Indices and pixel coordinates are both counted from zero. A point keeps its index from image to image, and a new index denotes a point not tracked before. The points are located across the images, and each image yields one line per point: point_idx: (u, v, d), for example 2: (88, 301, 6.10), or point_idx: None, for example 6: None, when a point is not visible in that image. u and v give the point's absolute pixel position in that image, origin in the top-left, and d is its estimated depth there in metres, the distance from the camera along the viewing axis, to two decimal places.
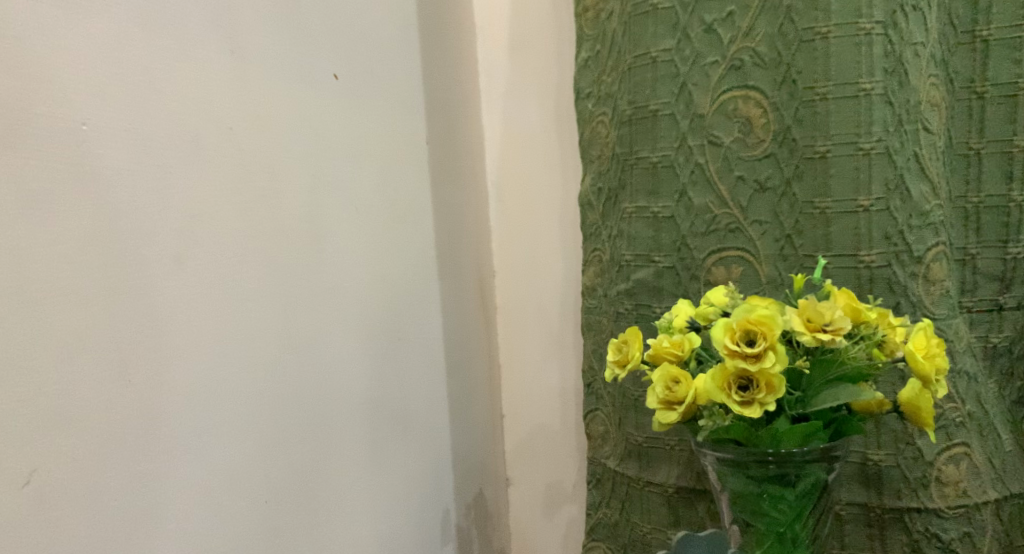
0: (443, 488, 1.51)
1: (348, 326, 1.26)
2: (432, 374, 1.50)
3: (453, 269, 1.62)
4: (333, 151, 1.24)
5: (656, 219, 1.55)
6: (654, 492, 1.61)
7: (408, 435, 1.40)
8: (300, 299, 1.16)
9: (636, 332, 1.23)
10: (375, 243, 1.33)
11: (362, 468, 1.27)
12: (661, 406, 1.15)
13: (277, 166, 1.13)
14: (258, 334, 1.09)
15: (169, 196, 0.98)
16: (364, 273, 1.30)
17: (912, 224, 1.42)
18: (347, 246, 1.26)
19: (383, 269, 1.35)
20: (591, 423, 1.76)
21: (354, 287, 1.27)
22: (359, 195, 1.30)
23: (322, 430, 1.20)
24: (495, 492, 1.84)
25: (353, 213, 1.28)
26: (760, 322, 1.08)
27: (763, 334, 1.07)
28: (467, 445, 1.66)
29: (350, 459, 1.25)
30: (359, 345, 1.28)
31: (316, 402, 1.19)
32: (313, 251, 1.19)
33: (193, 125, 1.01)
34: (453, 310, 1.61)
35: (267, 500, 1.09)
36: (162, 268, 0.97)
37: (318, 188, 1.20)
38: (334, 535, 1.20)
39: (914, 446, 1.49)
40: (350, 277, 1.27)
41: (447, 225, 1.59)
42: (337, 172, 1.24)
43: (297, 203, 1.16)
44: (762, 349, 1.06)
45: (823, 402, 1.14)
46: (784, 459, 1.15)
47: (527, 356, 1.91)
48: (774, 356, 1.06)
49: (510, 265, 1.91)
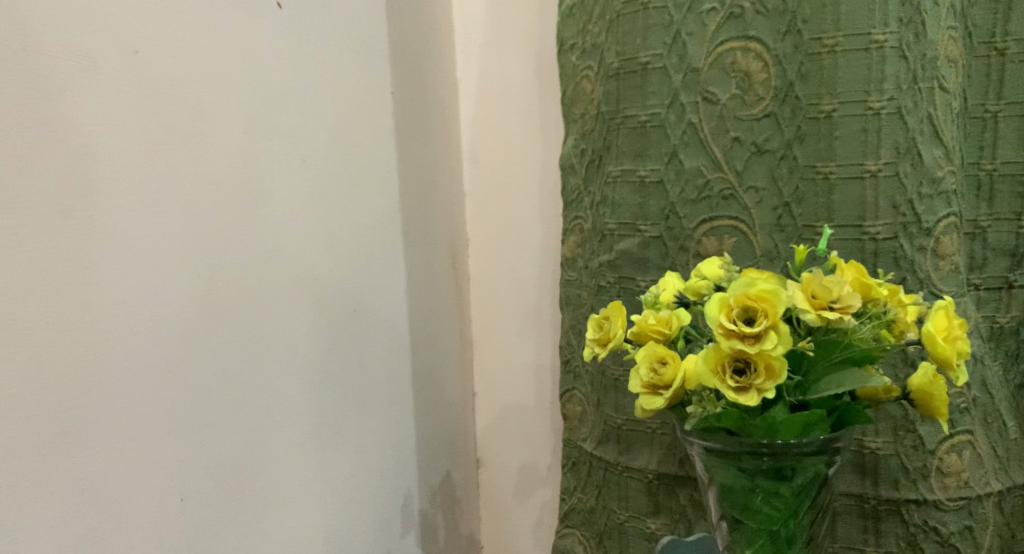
0: (405, 472, 1.39)
1: (290, 292, 1.14)
2: (394, 349, 1.37)
3: (422, 235, 1.48)
4: (270, 96, 1.11)
5: (644, 184, 1.43)
6: (634, 478, 1.50)
7: (365, 415, 1.28)
8: (226, 260, 1.04)
9: (619, 306, 1.10)
10: (325, 201, 1.20)
11: (306, 451, 1.15)
12: (645, 390, 1.04)
13: (203, 104, 1.01)
14: (175, 302, 0.98)
15: (50, 133, 0.86)
16: (312, 235, 1.18)
17: (922, 193, 1.29)
18: (288, 202, 1.14)
19: (336, 230, 1.23)
20: (567, 402, 1.64)
21: (295, 250, 1.15)
22: (307, 145, 1.17)
23: (258, 409, 1.08)
24: (465, 476, 1.72)
25: (295, 164, 1.15)
26: (759, 297, 0.95)
27: (762, 311, 0.94)
28: (435, 426, 1.55)
29: (291, 440, 1.13)
30: (305, 315, 1.16)
31: (248, 377, 1.07)
32: (246, 206, 1.07)
33: (83, 50, 0.89)
34: (421, 280, 1.47)
35: (182, 498, 0.98)
36: (40, 220, 0.85)
37: (256, 131, 1.09)
38: (269, 524, 1.09)
39: (915, 434, 1.38)
40: (292, 238, 1.15)
41: (417, 187, 1.46)
42: (276, 120, 1.12)
43: (228, 149, 1.05)
44: (762, 329, 0.94)
45: (827, 389, 1.02)
46: (781, 452, 1.03)
47: (501, 330, 1.78)
48: (776, 336, 0.93)
49: (486, 233, 1.78)
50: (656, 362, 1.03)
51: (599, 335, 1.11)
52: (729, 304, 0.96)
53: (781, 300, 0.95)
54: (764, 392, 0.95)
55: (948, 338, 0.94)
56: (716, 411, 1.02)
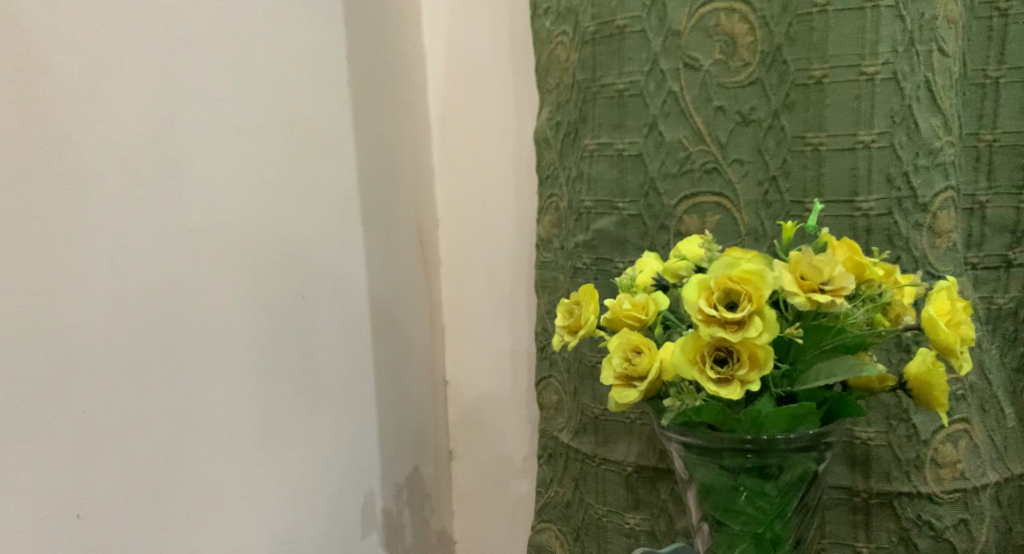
0: (366, 469, 1.30)
1: (224, 276, 1.05)
2: (353, 336, 1.27)
3: (385, 214, 1.39)
4: (195, 58, 1.01)
5: (621, 157, 1.34)
6: (611, 471, 1.41)
7: (316, 408, 1.18)
8: (142, 242, 0.95)
9: (591, 290, 1.01)
10: (263, 176, 1.11)
11: (244, 449, 1.06)
12: (618, 383, 0.95)
13: (101, 66, 0.91)
14: (68, 292, 0.88)
15: None
16: (248, 212, 1.08)
17: (918, 165, 1.20)
18: (217, 176, 1.04)
19: (278, 207, 1.13)
20: (543, 391, 1.55)
21: (229, 229, 1.05)
22: (241, 114, 1.07)
23: (182, 405, 0.99)
24: (436, 469, 1.63)
25: (227, 132, 1.05)
26: (742, 278, 0.86)
27: (745, 295, 0.85)
28: (402, 419, 1.45)
29: (225, 438, 1.04)
30: (243, 300, 1.07)
31: (169, 371, 0.97)
32: (162, 178, 0.97)
33: None
34: (383, 263, 1.38)
35: (78, 515, 0.88)
36: None
37: (171, 96, 0.98)
38: (200, 532, 1.00)
39: (909, 423, 1.29)
40: (224, 216, 1.05)
41: (378, 162, 1.36)
42: (204, 85, 1.02)
43: (139, 118, 0.95)
44: (745, 315, 0.84)
45: (818, 379, 0.93)
46: (766, 448, 0.94)
47: (474, 315, 1.69)
48: (760, 324, 0.84)
49: (456, 212, 1.68)
50: (630, 351, 0.94)
51: (569, 322, 1.01)
52: (710, 287, 0.86)
53: (767, 283, 0.85)
54: (748, 384, 0.86)
55: (951, 323, 0.85)
56: (695, 405, 0.92)
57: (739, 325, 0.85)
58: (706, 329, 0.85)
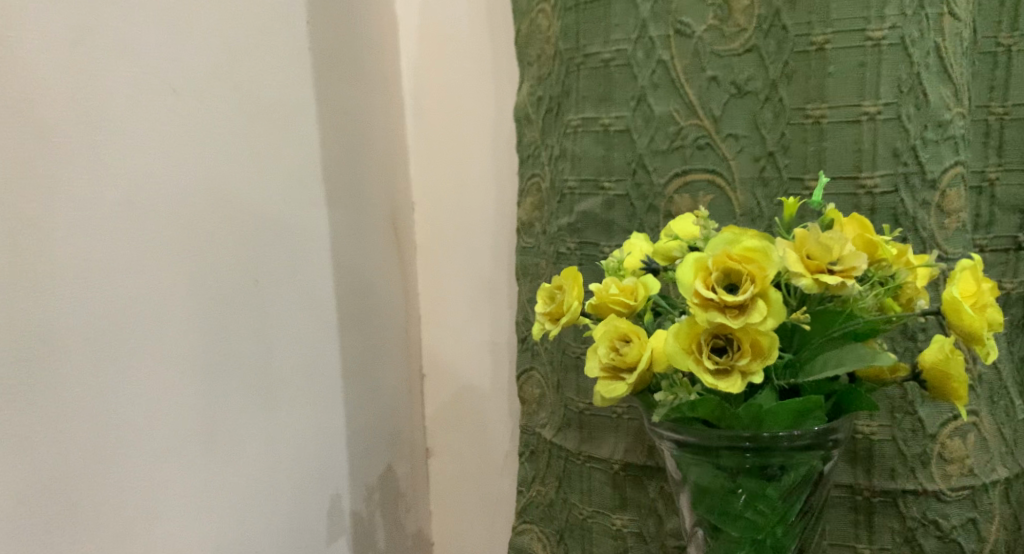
0: (332, 469, 1.21)
1: (165, 259, 0.95)
2: (318, 325, 1.18)
3: (353, 195, 1.29)
4: (132, 16, 0.92)
5: (607, 133, 1.25)
6: (597, 469, 1.32)
7: (274, 403, 1.09)
8: (59, 218, 0.85)
9: (575, 273, 0.92)
10: (213, 150, 1.01)
11: (191, 448, 0.97)
12: (604, 375, 0.86)
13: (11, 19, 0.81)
14: None
15: None
16: (195, 189, 0.99)
17: (926, 138, 1.12)
18: (158, 149, 0.94)
19: (227, 183, 1.03)
20: (525, 384, 1.46)
21: (171, 206, 0.96)
22: (186, 80, 0.98)
23: (107, 402, 0.88)
24: (411, 467, 1.54)
25: (165, 96, 0.95)
26: (743, 257, 0.77)
27: (747, 276, 0.76)
28: (374, 414, 1.36)
29: (168, 438, 0.94)
30: (187, 284, 0.97)
31: (91, 364, 0.87)
32: (86, 148, 0.87)
33: None
34: (351, 249, 1.28)
35: None
36: None
37: (99, 57, 0.88)
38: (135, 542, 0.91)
39: (914, 416, 1.18)
40: (164, 190, 0.95)
41: (344, 138, 1.27)
42: (141, 45, 0.92)
43: (57, 80, 0.85)
44: (748, 298, 0.75)
45: (824, 371, 0.84)
46: (767, 446, 0.85)
47: (451, 304, 1.59)
48: (764, 308, 0.75)
49: (432, 194, 1.58)
50: (618, 340, 0.85)
51: (550, 308, 0.92)
52: (707, 267, 0.77)
53: (771, 262, 0.76)
54: (751, 375, 0.77)
55: (977, 305, 0.77)
56: (689, 400, 0.84)
57: (740, 310, 0.76)
58: (704, 314, 0.76)
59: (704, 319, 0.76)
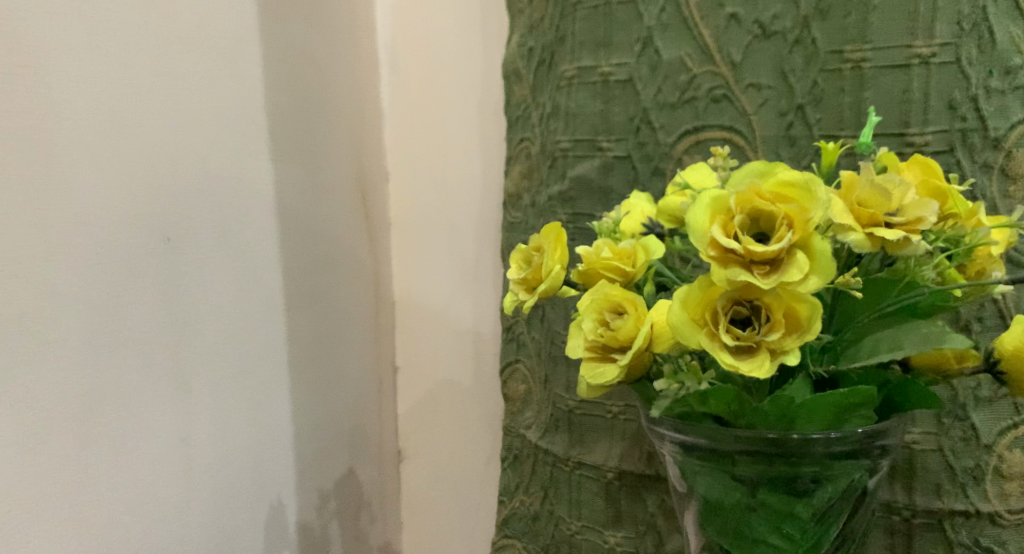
0: (268, 471, 1.01)
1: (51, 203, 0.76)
2: (254, 301, 0.99)
3: (306, 152, 1.10)
4: None
5: (606, 84, 1.07)
6: (588, 478, 1.13)
7: (187, 388, 0.89)
8: None
9: (557, 231, 0.73)
10: (122, 76, 0.83)
11: (66, 437, 0.77)
12: (590, 355, 0.67)
13: None
14: None
15: None
16: (97, 122, 0.80)
17: (990, 87, 0.94)
18: (41, 66, 0.76)
19: (126, 113, 0.83)
20: (508, 380, 1.27)
21: (44, 131, 0.76)
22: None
23: None
24: (377, 471, 1.35)
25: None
26: (775, 197, 0.58)
27: (780, 223, 0.57)
28: (331, 408, 1.16)
29: (48, 425, 0.76)
30: (68, 234, 0.78)
31: None
32: None
33: None
34: (305, 215, 1.09)
35: None
36: None
37: None
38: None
39: (965, 422, 0.94)
40: (33, 112, 0.75)
41: (297, 84, 1.08)
42: None
43: None
44: (781, 250, 0.57)
45: (874, 355, 0.65)
46: (798, 453, 0.66)
47: (429, 289, 1.40)
48: (803, 264, 0.57)
49: (408, 164, 1.39)
50: (608, 311, 0.66)
51: (526, 274, 0.73)
52: (728, 210, 0.58)
53: (814, 203, 0.57)
54: (784, 355, 0.58)
55: None
56: (699, 389, 0.65)
57: (772, 266, 0.57)
58: (723, 271, 0.58)
59: (722, 277, 0.58)
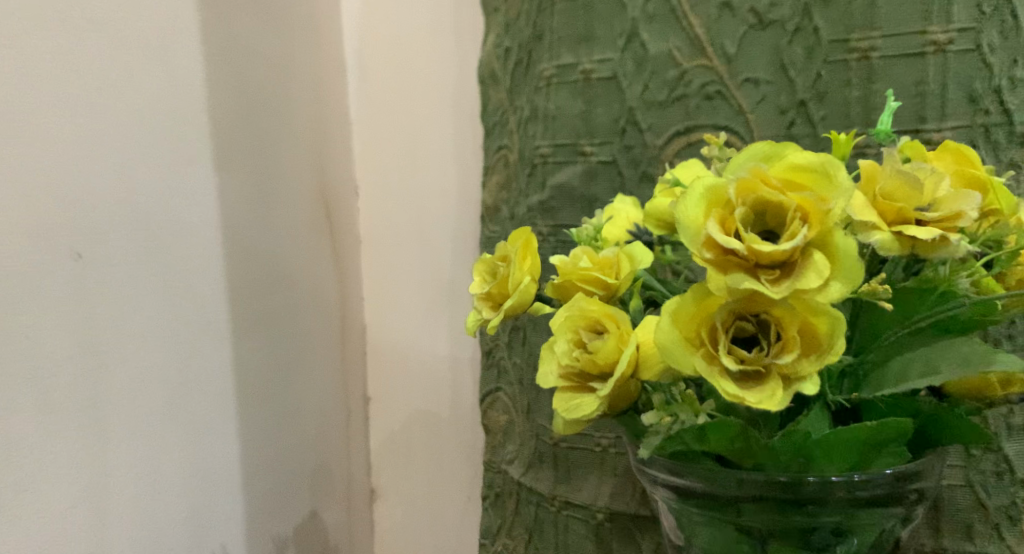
0: (211, 517, 0.90)
1: None
2: (191, 326, 0.88)
3: (256, 159, 0.99)
4: None
5: (588, 82, 0.97)
6: (576, 519, 1.01)
7: (107, 426, 0.79)
8: None
9: (526, 237, 0.62)
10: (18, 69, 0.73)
11: None
12: (564, 383, 0.56)
13: None
14: None
15: None
16: None
17: (1015, 78, 0.84)
18: None
19: (23, 112, 0.73)
20: (488, 411, 1.15)
21: None
22: None
23: None
24: (345, 511, 1.23)
25: None
26: (785, 186, 0.49)
27: (792, 217, 0.48)
28: (289, 445, 1.05)
29: None
30: None
31: None
32: None
33: None
34: (254, 231, 0.98)
35: None
36: None
37: None
38: None
39: (998, 453, 0.83)
40: None
41: (244, 87, 0.97)
42: None
43: None
44: (795, 250, 0.47)
45: (904, 381, 0.55)
46: (815, 500, 0.56)
47: (402, 314, 1.28)
48: (822, 268, 0.48)
49: (380, 178, 1.28)
50: (584, 330, 0.56)
51: (490, 287, 0.62)
52: (727, 201, 0.49)
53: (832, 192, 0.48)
54: (798, 382, 0.49)
55: None
56: (696, 424, 0.55)
57: (782, 271, 0.48)
58: (722, 276, 0.48)
59: (721, 284, 0.48)
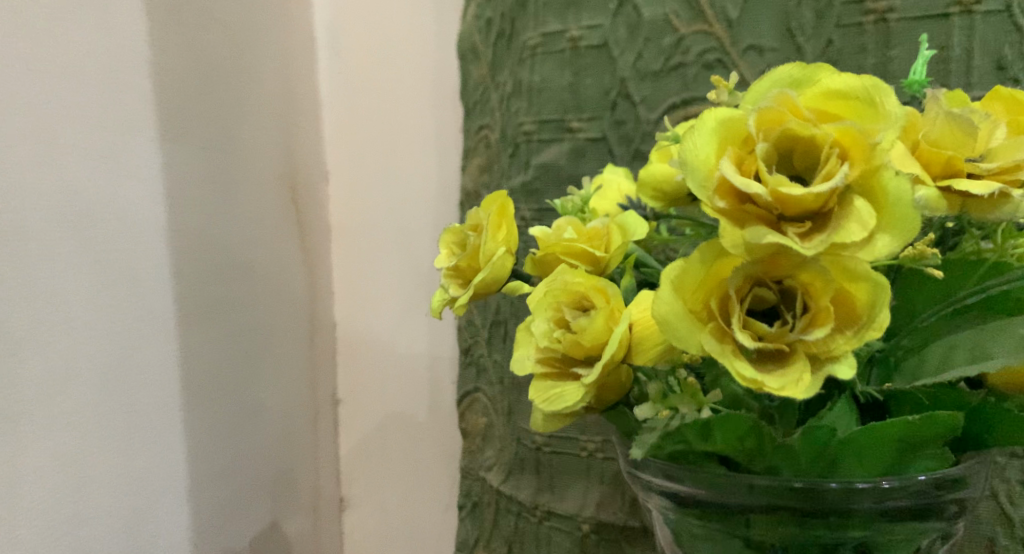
0: (148, 527, 0.81)
1: None
2: (127, 313, 0.79)
3: (211, 133, 0.89)
4: None
5: (576, 51, 0.89)
6: (559, 531, 0.92)
7: (20, 419, 0.70)
8: None
9: (502, 201, 0.53)
10: None
11: None
12: (544, 367, 0.47)
13: None
14: None
15: None
16: None
17: None
18: None
19: None
20: (467, 412, 1.06)
21: None
22: None
23: None
24: (308, 521, 1.13)
25: None
26: (817, 120, 0.44)
27: (827, 156, 0.43)
28: (244, 447, 0.95)
29: None
30: None
31: None
32: None
33: None
34: (204, 211, 0.88)
35: None
36: None
37: None
38: None
39: None
40: None
41: (197, 52, 0.88)
42: None
43: None
44: (831, 196, 0.42)
45: (948, 368, 0.47)
46: (838, 510, 0.47)
47: (375, 310, 1.18)
48: (865, 217, 0.42)
49: (353, 164, 1.18)
50: (568, 307, 0.47)
51: (459, 259, 0.53)
52: (748, 139, 0.44)
53: (876, 123, 0.43)
54: (832, 362, 0.43)
55: None
56: (699, 419, 0.46)
57: (813, 222, 0.43)
58: (739, 230, 0.43)
59: (739, 239, 0.43)
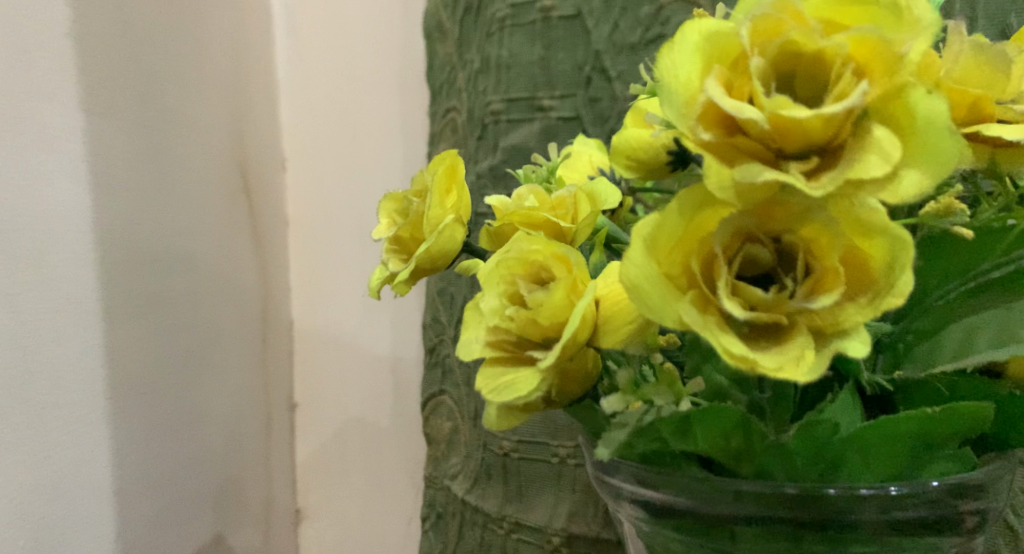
0: (60, 539, 0.73)
1: None
2: (37, 301, 0.71)
3: (145, 109, 0.82)
4: None
5: (547, 23, 0.82)
6: (527, 544, 0.85)
7: None
8: None
9: (451, 162, 0.46)
10: None
11: None
12: (495, 352, 0.40)
13: None
14: None
15: None
16: None
17: None
18: None
19: None
20: (431, 416, 0.99)
21: None
22: None
23: None
24: (258, 534, 1.05)
25: None
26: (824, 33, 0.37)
27: (838, 74, 0.36)
28: (181, 452, 0.87)
29: None
30: None
31: None
32: None
33: None
34: (134, 193, 0.81)
35: None
36: None
37: None
38: None
39: None
40: None
41: (129, 20, 0.80)
42: None
43: None
44: (843, 125, 0.36)
45: (970, 353, 0.41)
46: (839, 522, 0.40)
47: (334, 307, 1.11)
48: (888, 149, 0.36)
49: (311, 151, 1.11)
50: (524, 280, 0.40)
51: (401, 229, 0.46)
52: (739, 58, 0.37)
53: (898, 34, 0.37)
54: (840, 337, 0.36)
55: None
56: (678, 413, 0.39)
57: (821, 154, 0.36)
58: (728, 169, 0.36)
59: (726, 180, 0.36)
